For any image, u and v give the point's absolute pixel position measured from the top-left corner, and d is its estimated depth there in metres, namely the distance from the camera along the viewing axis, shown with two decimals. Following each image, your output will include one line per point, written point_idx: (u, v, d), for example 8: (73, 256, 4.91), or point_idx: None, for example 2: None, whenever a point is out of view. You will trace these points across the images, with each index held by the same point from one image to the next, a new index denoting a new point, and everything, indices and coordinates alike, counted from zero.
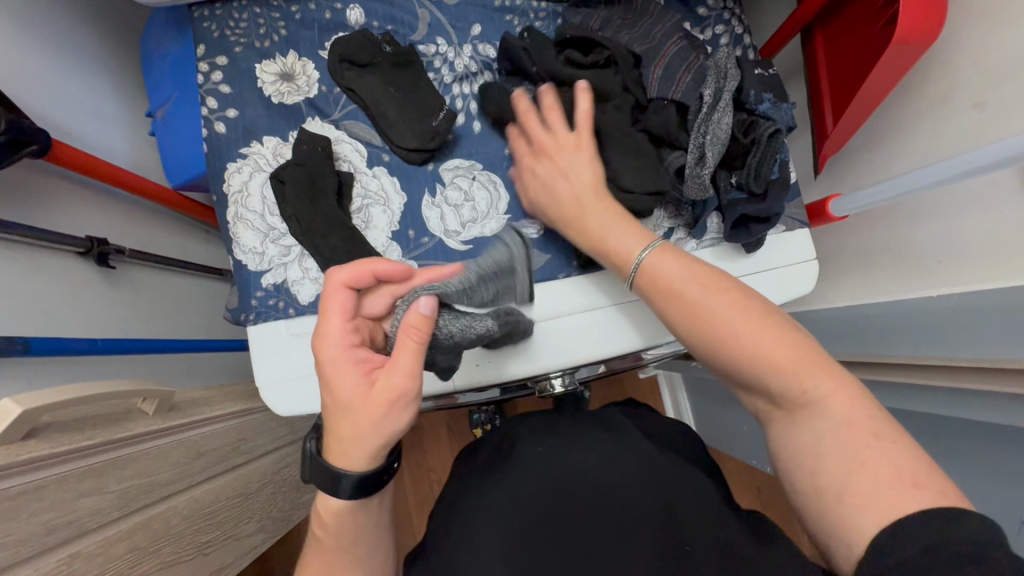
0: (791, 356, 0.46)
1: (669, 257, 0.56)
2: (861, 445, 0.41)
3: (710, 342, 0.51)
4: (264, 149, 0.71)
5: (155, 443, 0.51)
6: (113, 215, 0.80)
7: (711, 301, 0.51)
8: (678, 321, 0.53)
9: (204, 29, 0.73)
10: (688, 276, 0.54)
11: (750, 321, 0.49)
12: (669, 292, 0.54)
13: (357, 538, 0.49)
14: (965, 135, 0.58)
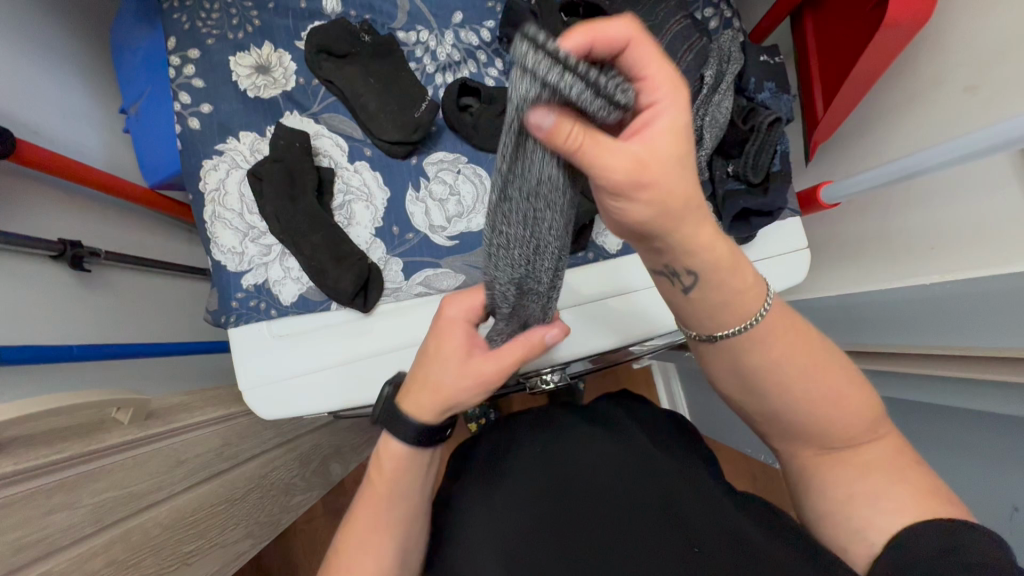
0: (855, 406, 0.44)
1: (777, 318, 0.43)
2: (891, 472, 0.44)
3: (797, 402, 0.45)
4: (241, 145, 0.69)
5: (132, 453, 0.49)
6: (87, 217, 0.78)
7: (801, 363, 0.44)
8: (770, 389, 0.45)
9: (175, 21, 0.71)
10: (791, 351, 0.44)
11: (837, 382, 0.44)
12: (766, 366, 0.44)
13: (406, 498, 0.49)
14: (958, 119, 0.57)
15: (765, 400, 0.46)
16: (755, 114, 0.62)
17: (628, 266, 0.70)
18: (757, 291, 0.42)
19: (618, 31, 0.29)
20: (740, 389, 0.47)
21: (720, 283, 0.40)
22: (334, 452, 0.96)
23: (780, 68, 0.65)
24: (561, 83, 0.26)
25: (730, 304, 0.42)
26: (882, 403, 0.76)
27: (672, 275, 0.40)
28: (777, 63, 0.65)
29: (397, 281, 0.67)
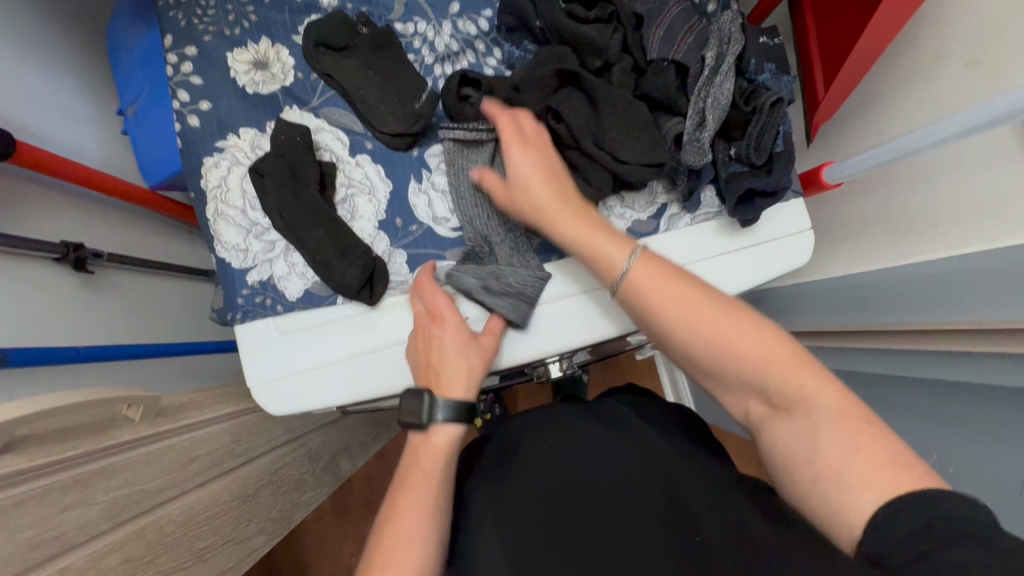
0: (770, 353, 0.47)
1: (655, 272, 0.52)
2: (845, 431, 0.43)
3: (701, 353, 0.49)
4: (241, 142, 0.68)
5: (143, 450, 0.49)
6: (87, 219, 0.77)
7: (693, 312, 0.49)
8: (672, 338, 0.51)
9: (170, 18, 0.70)
10: (674, 298, 0.50)
11: (734, 323, 0.48)
12: (653, 304, 0.51)
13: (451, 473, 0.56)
14: (960, 94, 0.57)
15: (682, 352, 0.51)
16: (756, 95, 0.61)
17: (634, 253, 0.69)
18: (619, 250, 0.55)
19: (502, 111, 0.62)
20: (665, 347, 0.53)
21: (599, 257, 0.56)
22: (343, 448, 0.96)
23: (780, 49, 0.65)
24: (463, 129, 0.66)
25: (599, 267, 0.56)
26: (890, 382, 0.76)
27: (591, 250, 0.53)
28: (776, 44, 0.65)
29: (402, 274, 0.67)
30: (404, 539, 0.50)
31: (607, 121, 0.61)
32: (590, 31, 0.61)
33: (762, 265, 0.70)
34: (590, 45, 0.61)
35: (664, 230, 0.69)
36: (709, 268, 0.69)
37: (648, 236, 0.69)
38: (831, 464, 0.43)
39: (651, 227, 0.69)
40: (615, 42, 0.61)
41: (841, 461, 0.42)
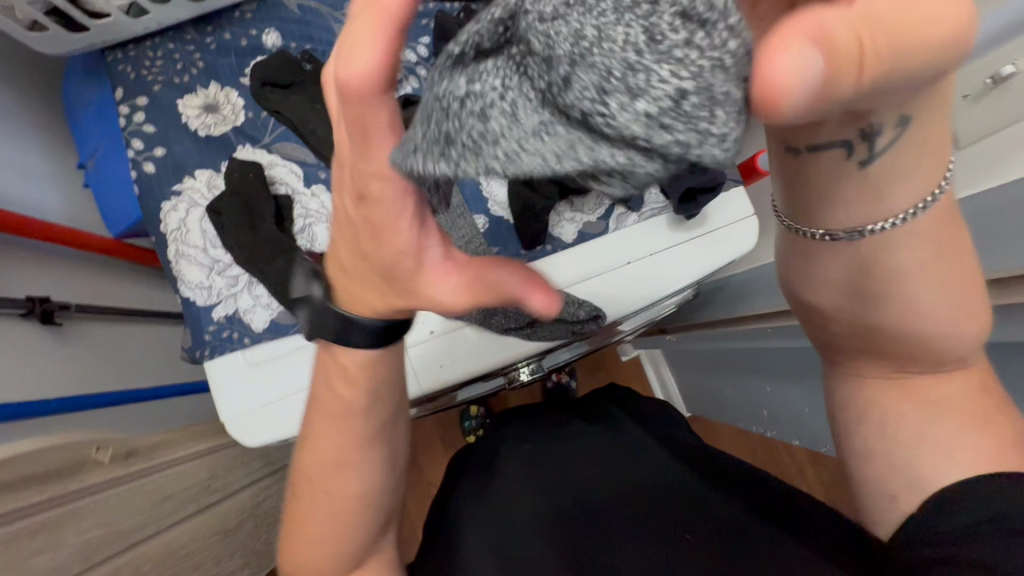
0: (963, 319, 0.36)
1: (928, 231, 0.33)
2: (939, 422, 0.38)
3: (908, 340, 0.37)
4: (198, 183, 0.70)
5: (112, 493, 0.49)
6: (56, 273, 0.78)
7: (937, 283, 0.35)
8: (880, 305, 0.36)
9: (120, 72, 0.73)
10: (917, 262, 0.34)
11: (959, 291, 0.35)
12: (905, 253, 0.33)
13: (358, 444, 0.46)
14: None
15: (877, 298, 0.36)
16: None
17: (592, 251, 0.71)
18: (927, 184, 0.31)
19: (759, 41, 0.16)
20: (833, 282, 0.37)
21: (879, 197, 0.31)
22: None
23: None
24: None
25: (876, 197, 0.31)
26: None
27: (867, 136, 0.26)
28: None
29: None
30: (332, 504, 0.47)
31: None
32: None
33: (713, 255, 0.72)
34: None
35: (614, 230, 0.72)
36: (661, 262, 0.72)
37: (599, 237, 0.71)
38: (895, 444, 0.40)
39: (602, 228, 0.71)
40: None
41: (908, 443, 0.39)
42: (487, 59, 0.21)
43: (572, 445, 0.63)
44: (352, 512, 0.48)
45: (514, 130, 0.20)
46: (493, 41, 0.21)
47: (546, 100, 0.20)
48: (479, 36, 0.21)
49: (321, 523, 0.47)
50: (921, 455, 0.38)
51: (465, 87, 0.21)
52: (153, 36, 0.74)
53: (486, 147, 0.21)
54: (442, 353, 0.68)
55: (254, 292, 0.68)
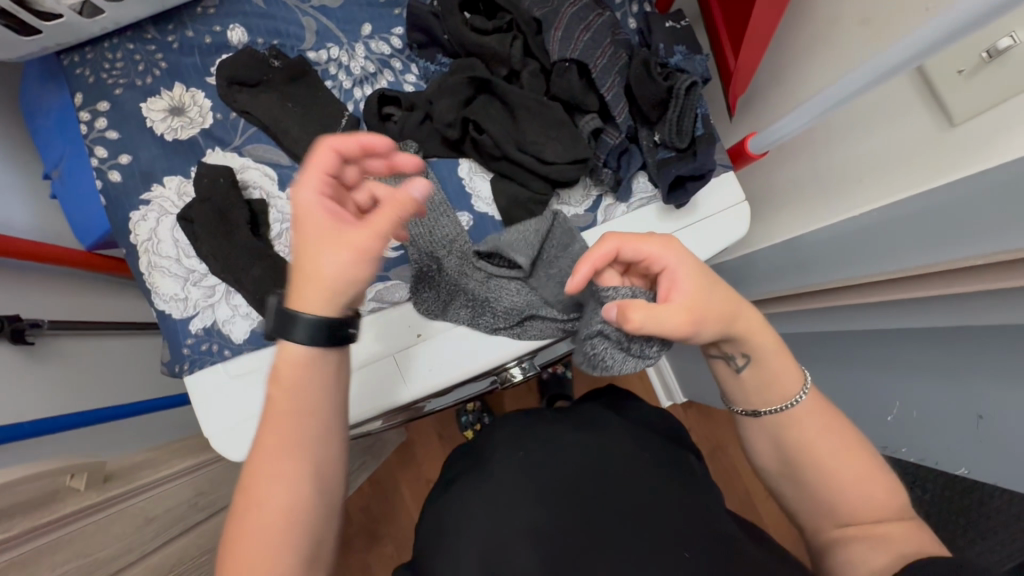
0: (871, 481, 0.45)
1: (815, 408, 0.47)
2: (883, 541, 0.42)
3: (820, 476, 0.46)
4: (167, 191, 0.67)
5: (90, 519, 0.47)
6: (26, 289, 0.75)
7: (832, 448, 0.46)
8: (803, 461, 0.47)
9: (78, 76, 0.70)
10: (815, 426, 0.47)
11: (858, 459, 0.46)
12: (804, 428, 0.47)
13: (320, 414, 0.45)
14: (857, 52, 0.57)
15: (796, 462, 0.47)
16: (673, 78, 0.63)
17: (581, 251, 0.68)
18: (794, 376, 0.48)
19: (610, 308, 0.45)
20: (766, 454, 0.50)
21: (767, 383, 0.48)
22: None
23: (689, 30, 0.68)
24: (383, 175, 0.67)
25: (765, 389, 0.48)
26: (841, 339, 0.78)
27: (730, 360, 0.49)
28: (684, 27, 0.68)
29: (348, 300, 0.67)
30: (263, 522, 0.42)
31: (525, 123, 0.63)
32: (491, 42, 0.64)
33: (704, 244, 0.70)
34: (493, 56, 0.64)
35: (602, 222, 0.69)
36: None
37: (586, 230, 0.68)
38: (849, 560, 0.43)
39: (589, 221, 0.68)
40: (516, 50, 0.64)
41: (856, 557, 0.42)
42: (595, 338, 0.54)
43: (568, 449, 0.61)
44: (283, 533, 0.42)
45: (620, 366, 0.54)
46: (587, 334, 0.55)
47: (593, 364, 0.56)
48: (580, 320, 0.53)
49: (244, 552, 0.41)
50: (865, 555, 0.42)
51: (589, 347, 0.54)
52: (111, 37, 0.70)
53: (609, 366, 0.54)
54: (429, 356, 0.66)
55: (232, 303, 0.65)
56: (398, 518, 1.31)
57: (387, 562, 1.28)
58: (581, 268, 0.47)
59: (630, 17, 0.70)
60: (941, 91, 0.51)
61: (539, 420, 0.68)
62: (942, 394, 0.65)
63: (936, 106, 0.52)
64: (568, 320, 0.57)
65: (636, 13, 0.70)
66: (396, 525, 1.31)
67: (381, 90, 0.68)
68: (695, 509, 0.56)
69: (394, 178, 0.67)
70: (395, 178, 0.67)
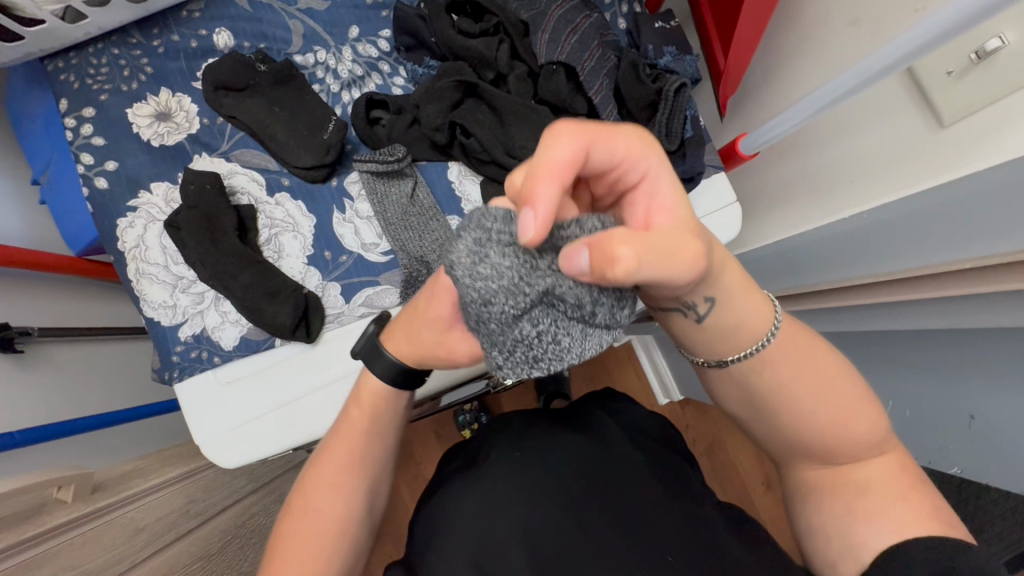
0: (844, 408, 0.43)
1: (791, 339, 0.43)
2: (876, 493, 0.41)
3: (804, 419, 0.43)
4: (155, 197, 0.67)
5: (80, 532, 0.47)
6: (15, 296, 0.75)
7: (812, 384, 0.43)
8: (780, 405, 0.43)
9: (63, 82, 0.69)
10: (794, 365, 0.43)
11: (840, 391, 0.43)
12: (779, 370, 0.43)
13: (382, 436, 0.49)
14: (847, 52, 0.57)
15: (770, 407, 0.44)
16: (662, 79, 0.63)
17: None
18: (763, 312, 0.42)
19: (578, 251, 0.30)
20: (738, 400, 0.46)
21: (733, 321, 0.41)
22: None
23: (678, 31, 0.68)
24: (372, 182, 0.67)
25: (737, 326, 0.42)
26: (833, 338, 0.78)
27: (689, 309, 0.40)
28: (673, 27, 0.68)
29: (338, 306, 0.66)
30: (320, 520, 0.46)
31: (513, 128, 0.63)
32: (478, 45, 0.63)
33: None
34: (480, 59, 0.63)
35: None
36: None
37: None
38: (837, 507, 0.43)
39: None
40: (503, 53, 0.63)
41: (846, 507, 0.42)
42: (526, 317, 0.35)
43: (560, 451, 0.62)
44: (337, 533, 0.47)
45: (569, 353, 0.37)
46: (523, 306, 0.34)
47: (536, 362, 0.37)
48: (493, 296, 0.34)
49: (297, 546, 0.45)
50: (856, 513, 0.41)
51: (519, 327, 0.35)
52: (95, 41, 0.69)
53: (562, 351, 0.36)
54: None
55: (221, 310, 0.65)
56: (395, 518, 1.31)
57: (385, 562, 1.28)
58: (535, 203, 0.30)
59: (619, 16, 0.69)
60: (932, 94, 0.51)
61: (529, 421, 0.68)
62: (933, 393, 0.65)
63: (925, 107, 0.52)
64: (488, 292, 0.34)
65: (625, 12, 0.70)
66: (393, 525, 1.31)
67: (366, 94, 0.67)
68: (686, 513, 0.55)
69: (383, 184, 0.67)
70: (384, 185, 0.67)
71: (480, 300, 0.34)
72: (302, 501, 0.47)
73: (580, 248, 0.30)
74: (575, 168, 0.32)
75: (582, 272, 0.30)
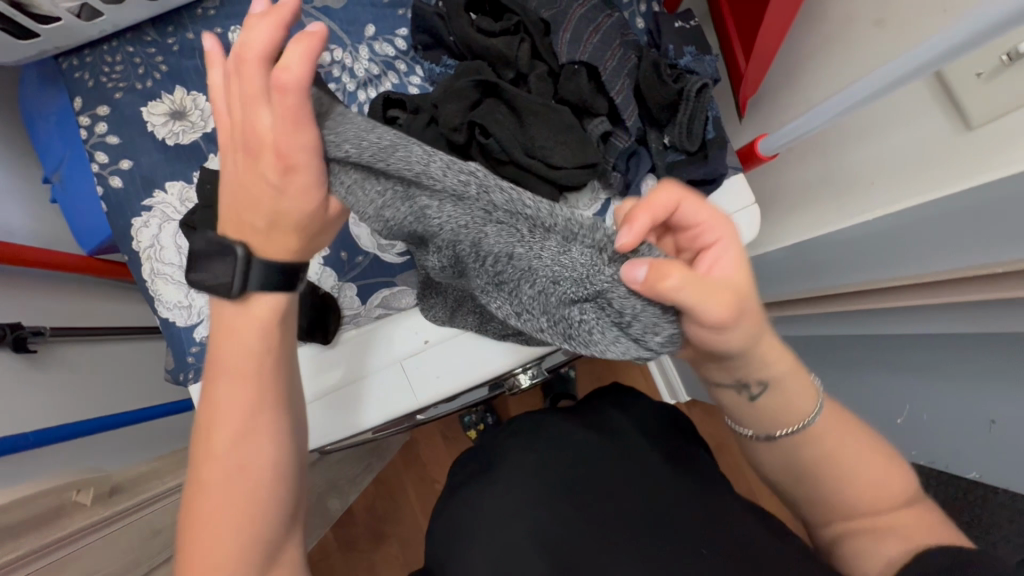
0: (875, 477, 0.47)
1: (832, 419, 0.47)
2: (912, 535, 0.44)
3: (840, 479, 0.47)
4: (169, 196, 0.66)
5: (98, 535, 0.47)
6: (28, 296, 0.74)
7: (846, 451, 0.47)
8: (819, 468, 0.47)
9: (77, 79, 0.68)
10: (831, 438, 0.47)
11: (873, 462, 0.47)
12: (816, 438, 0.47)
13: (278, 369, 0.46)
14: (872, 53, 0.56)
15: (809, 479, 0.48)
16: (684, 80, 0.62)
17: None
18: (809, 394, 0.47)
19: (637, 269, 0.36)
20: (778, 470, 0.50)
21: (791, 406, 0.46)
22: None
23: (698, 31, 0.67)
24: None
25: (785, 408, 0.47)
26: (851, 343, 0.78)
27: (748, 388, 0.46)
28: (693, 27, 0.67)
29: (354, 306, 0.66)
30: (230, 474, 0.44)
31: (534, 129, 0.62)
32: (498, 45, 0.62)
33: None
34: (500, 58, 0.63)
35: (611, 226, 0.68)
36: None
37: None
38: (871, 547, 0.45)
39: None
40: (524, 53, 0.63)
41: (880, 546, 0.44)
42: (578, 304, 0.41)
43: (578, 450, 0.61)
44: (250, 486, 0.44)
45: (615, 348, 0.41)
46: (580, 296, 0.41)
47: (568, 336, 0.43)
48: (557, 280, 0.41)
49: (216, 508, 0.43)
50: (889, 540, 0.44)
51: (566, 312, 0.42)
52: (110, 39, 0.69)
53: (594, 342, 0.41)
54: (436, 364, 0.66)
55: None
56: (403, 519, 1.31)
57: (392, 563, 1.28)
58: (633, 219, 0.38)
59: (637, 16, 0.69)
60: (962, 97, 0.50)
61: (545, 420, 0.68)
62: (953, 398, 0.64)
63: (954, 111, 0.51)
64: (558, 275, 0.41)
65: (644, 11, 0.69)
66: (400, 526, 1.31)
67: (384, 92, 0.67)
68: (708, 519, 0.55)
69: None
70: None
71: (549, 278, 0.41)
72: (207, 472, 0.44)
73: (638, 264, 0.36)
74: (673, 210, 0.39)
75: (635, 281, 0.36)
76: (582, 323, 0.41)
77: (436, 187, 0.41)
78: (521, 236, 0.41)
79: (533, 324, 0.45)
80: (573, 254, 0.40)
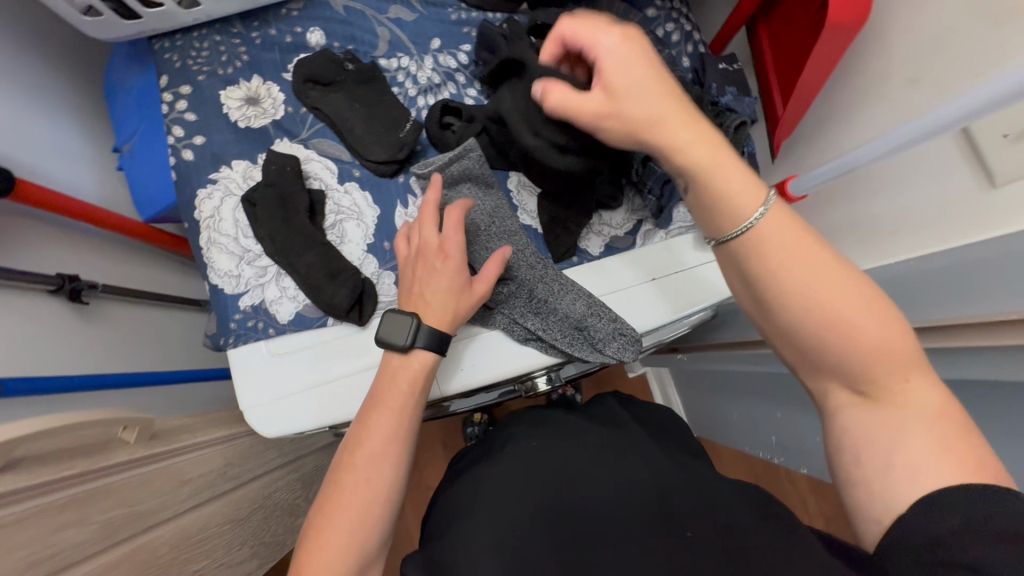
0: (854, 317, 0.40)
1: (783, 223, 0.42)
2: (929, 432, 0.38)
3: (810, 322, 0.41)
4: (234, 173, 0.71)
5: (136, 471, 0.50)
6: (84, 251, 0.79)
7: (814, 280, 0.41)
8: (783, 300, 0.42)
9: (166, 60, 0.75)
10: (789, 239, 0.42)
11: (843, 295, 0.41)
12: (777, 257, 0.42)
13: (403, 437, 0.54)
14: (904, 110, 0.60)
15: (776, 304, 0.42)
16: (723, 116, 0.66)
17: (617, 268, 0.71)
18: (752, 192, 0.43)
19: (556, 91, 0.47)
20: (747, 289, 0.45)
21: (727, 209, 0.43)
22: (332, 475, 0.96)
23: (739, 74, 0.72)
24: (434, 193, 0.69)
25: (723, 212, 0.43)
26: None
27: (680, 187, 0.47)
28: (736, 70, 0.72)
29: (390, 294, 0.70)
30: (349, 502, 0.50)
31: None
32: None
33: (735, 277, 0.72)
34: None
35: (640, 245, 0.73)
36: (692, 280, 0.71)
37: (625, 251, 0.73)
38: (869, 458, 0.39)
39: (629, 242, 0.73)
40: None
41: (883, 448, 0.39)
42: (587, 326, 0.67)
43: (575, 438, 0.63)
44: (367, 516, 0.50)
45: (604, 354, 0.68)
46: (587, 325, 0.67)
47: (579, 347, 0.68)
48: (579, 312, 0.67)
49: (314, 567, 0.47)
50: (886, 465, 0.38)
51: (578, 333, 0.68)
52: (200, 27, 0.75)
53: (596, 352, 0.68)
54: (463, 357, 0.68)
55: (280, 286, 0.69)
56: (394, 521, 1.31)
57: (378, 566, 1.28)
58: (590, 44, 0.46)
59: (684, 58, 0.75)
60: (986, 153, 0.53)
61: (555, 418, 0.69)
62: None
63: (979, 168, 0.54)
64: (581, 315, 0.67)
65: (690, 53, 0.75)
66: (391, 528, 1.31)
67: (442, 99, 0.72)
68: None
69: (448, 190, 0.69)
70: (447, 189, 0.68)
71: (576, 317, 0.67)
72: (329, 505, 0.50)
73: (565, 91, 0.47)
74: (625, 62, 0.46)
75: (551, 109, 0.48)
76: (572, 341, 0.68)
77: (519, 249, 0.68)
78: (560, 279, 0.68)
79: (556, 339, 0.67)
80: (583, 299, 0.68)
